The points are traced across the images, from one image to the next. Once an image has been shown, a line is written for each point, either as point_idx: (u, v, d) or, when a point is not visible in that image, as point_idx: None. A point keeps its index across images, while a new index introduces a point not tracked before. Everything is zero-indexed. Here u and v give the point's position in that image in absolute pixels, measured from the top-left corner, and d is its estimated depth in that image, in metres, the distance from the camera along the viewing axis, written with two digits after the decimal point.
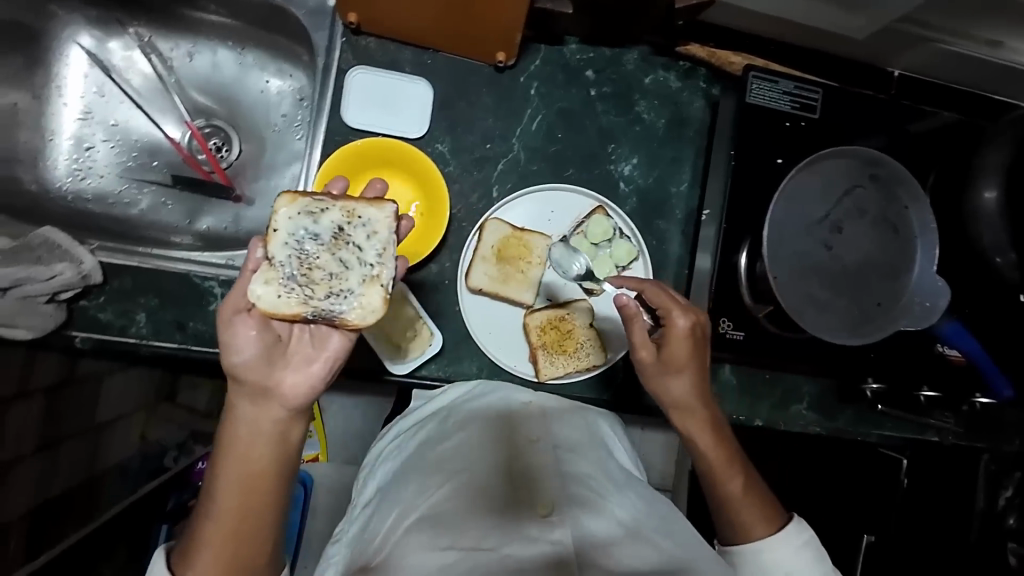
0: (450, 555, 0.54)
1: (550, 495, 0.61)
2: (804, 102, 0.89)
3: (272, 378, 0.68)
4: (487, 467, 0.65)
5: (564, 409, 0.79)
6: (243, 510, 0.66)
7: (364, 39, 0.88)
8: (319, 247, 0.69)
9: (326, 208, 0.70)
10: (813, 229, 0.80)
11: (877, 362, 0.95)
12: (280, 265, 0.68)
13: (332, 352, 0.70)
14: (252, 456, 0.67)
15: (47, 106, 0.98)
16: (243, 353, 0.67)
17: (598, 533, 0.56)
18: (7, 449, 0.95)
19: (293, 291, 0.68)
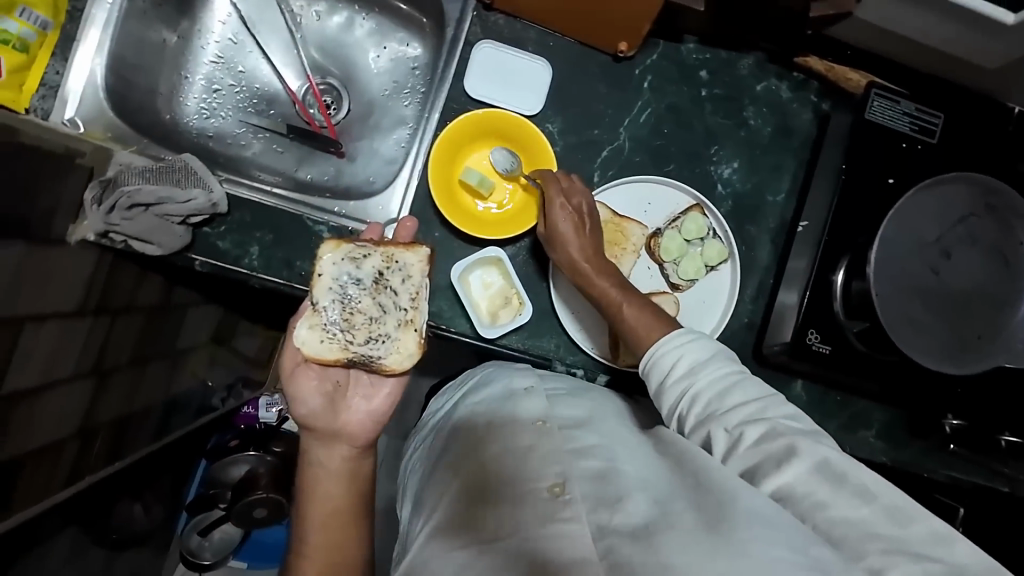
0: (468, 553, 0.56)
1: (557, 474, 0.60)
2: (923, 125, 0.88)
3: (340, 417, 0.73)
4: (495, 457, 0.65)
5: (569, 392, 0.76)
6: (336, 534, 0.67)
7: (494, 15, 0.93)
8: (360, 292, 0.75)
9: (367, 254, 0.75)
10: (920, 250, 0.80)
11: (962, 398, 0.92)
12: (325, 311, 0.74)
13: (382, 394, 0.75)
14: (337, 485, 0.69)
15: (188, 46, 1.05)
16: (308, 401, 0.72)
17: (615, 514, 0.54)
18: (109, 357, 1.01)
19: (335, 336, 0.73)
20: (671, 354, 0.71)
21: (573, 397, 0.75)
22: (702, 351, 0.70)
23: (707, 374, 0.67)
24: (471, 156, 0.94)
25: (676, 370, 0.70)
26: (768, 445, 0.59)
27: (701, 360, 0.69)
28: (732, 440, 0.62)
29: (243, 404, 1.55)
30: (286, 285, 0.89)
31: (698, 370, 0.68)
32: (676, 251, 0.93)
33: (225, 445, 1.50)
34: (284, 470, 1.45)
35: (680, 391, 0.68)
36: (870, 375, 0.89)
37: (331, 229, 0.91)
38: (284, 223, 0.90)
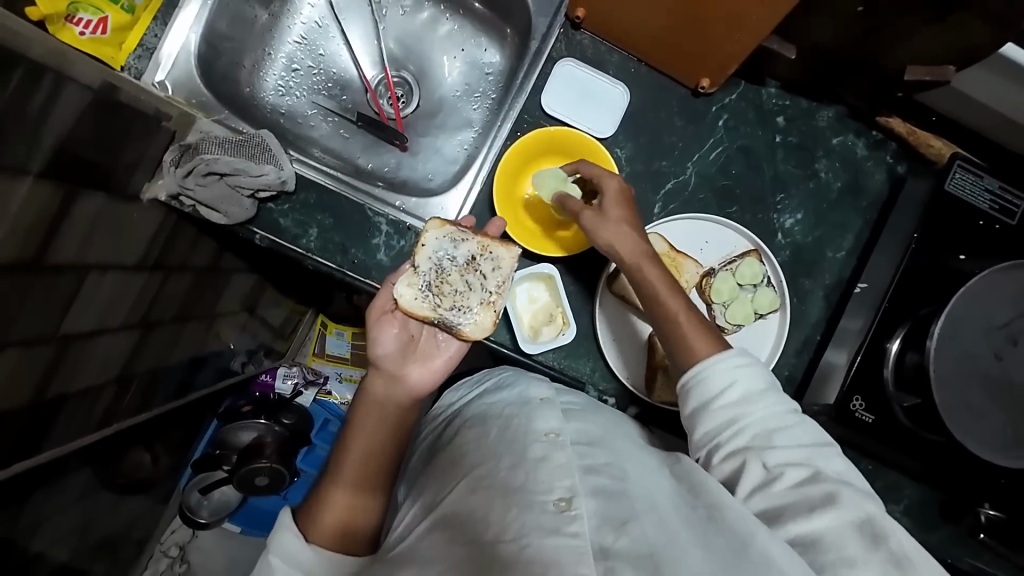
0: (470, 549, 0.57)
1: (567, 489, 0.59)
2: (1004, 205, 0.85)
3: (407, 366, 0.75)
4: (503, 462, 0.65)
5: (584, 409, 0.76)
6: (364, 478, 0.70)
7: (580, 35, 0.94)
8: (455, 266, 0.80)
9: (466, 238, 0.80)
10: (989, 334, 0.77)
11: (1003, 490, 0.89)
12: (423, 273, 0.78)
13: (448, 354, 0.77)
14: (376, 437, 0.72)
15: (276, 23, 1.07)
16: (384, 343, 0.75)
17: (619, 540, 0.54)
18: (154, 310, 1.03)
19: (427, 298, 0.78)
20: (721, 375, 0.66)
21: (586, 415, 0.74)
22: (755, 381, 0.66)
23: (760, 408, 0.64)
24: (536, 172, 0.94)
25: (725, 398, 0.65)
26: (807, 490, 0.59)
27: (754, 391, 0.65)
28: (768, 478, 0.61)
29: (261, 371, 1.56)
30: (338, 270, 0.90)
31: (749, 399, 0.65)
32: (728, 293, 0.91)
33: (238, 410, 1.48)
34: (291, 442, 1.44)
35: (723, 417, 0.65)
36: (909, 451, 0.87)
37: (388, 222, 0.92)
38: (346, 209, 0.91)
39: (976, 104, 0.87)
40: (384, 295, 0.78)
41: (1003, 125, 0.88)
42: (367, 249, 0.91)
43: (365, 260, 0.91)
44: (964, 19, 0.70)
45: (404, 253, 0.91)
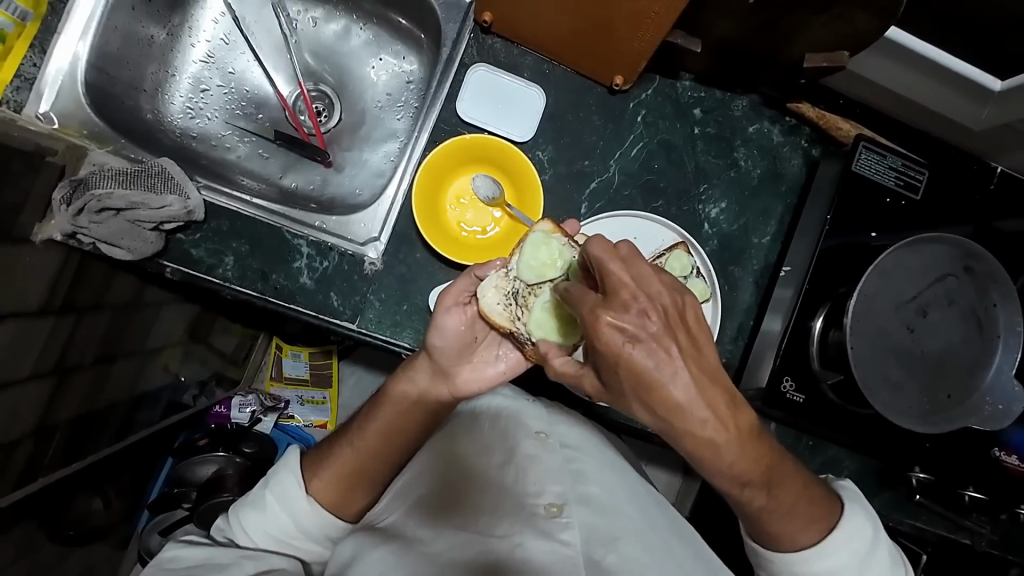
0: (461, 536, 0.60)
1: (557, 494, 0.64)
2: (908, 181, 0.89)
3: (458, 366, 0.73)
4: (498, 460, 0.68)
5: (571, 414, 0.80)
6: (373, 458, 0.71)
7: (491, 39, 0.92)
8: (553, 283, 0.69)
9: (573, 254, 0.68)
10: (898, 309, 0.81)
11: (932, 454, 0.93)
12: (517, 279, 0.70)
13: (503, 368, 0.73)
14: (397, 420, 0.72)
15: (177, 42, 1.02)
16: (445, 336, 0.71)
17: (605, 549, 0.59)
18: (70, 357, 0.97)
19: (512, 305, 0.70)
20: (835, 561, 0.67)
21: (569, 418, 0.78)
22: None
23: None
24: (458, 182, 0.93)
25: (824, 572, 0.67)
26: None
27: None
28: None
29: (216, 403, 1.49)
30: (259, 297, 0.86)
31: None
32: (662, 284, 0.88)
33: (194, 444, 1.41)
34: (251, 472, 1.38)
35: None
36: (843, 427, 0.90)
37: (309, 244, 0.89)
38: (264, 234, 0.88)
39: (875, 85, 0.90)
40: (463, 287, 0.71)
41: (903, 105, 0.91)
42: (289, 274, 0.88)
43: (288, 285, 0.88)
44: (848, 8, 0.72)
45: (328, 274, 0.89)
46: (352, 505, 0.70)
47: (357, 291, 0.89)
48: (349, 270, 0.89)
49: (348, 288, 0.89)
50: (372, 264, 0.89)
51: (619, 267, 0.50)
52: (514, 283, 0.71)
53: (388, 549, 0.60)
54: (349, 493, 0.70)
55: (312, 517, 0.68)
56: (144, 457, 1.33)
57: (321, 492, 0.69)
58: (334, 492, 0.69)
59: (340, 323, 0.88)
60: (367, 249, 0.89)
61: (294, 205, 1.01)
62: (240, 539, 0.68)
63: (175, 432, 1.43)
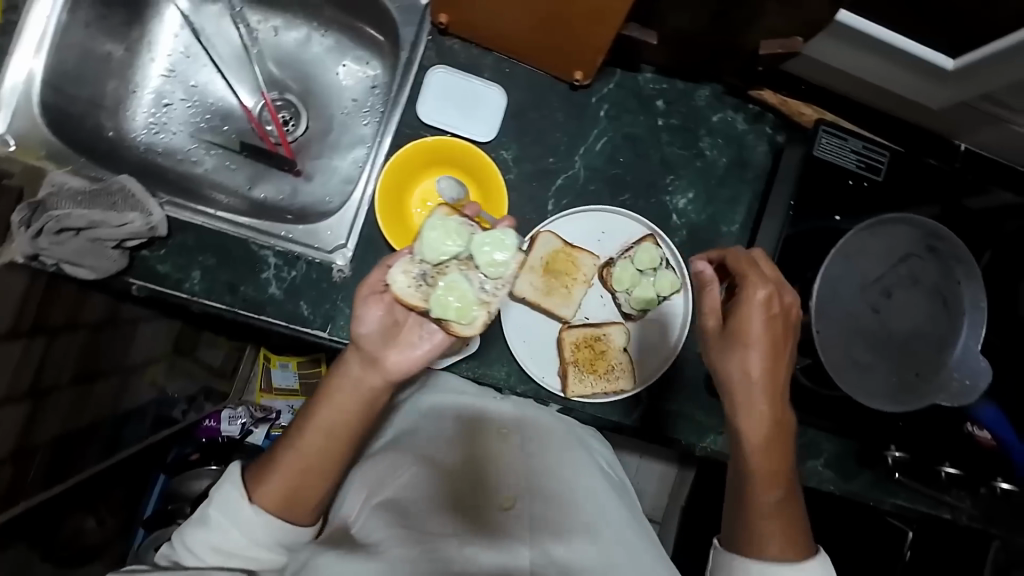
0: (412, 538, 0.59)
1: (511, 489, 0.67)
2: (870, 163, 0.89)
3: (385, 351, 0.71)
4: (457, 456, 0.69)
5: (535, 407, 0.83)
6: (316, 458, 0.69)
7: (449, 40, 0.92)
8: (456, 260, 0.73)
9: (471, 230, 0.73)
10: (863, 291, 0.82)
11: (905, 432, 0.94)
12: (422, 261, 0.72)
13: (430, 347, 0.71)
14: (336, 416, 0.69)
15: (136, 58, 1.02)
16: (366, 323, 0.70)
17: (553, 542, 0.62)
18: (46, 378, 0.97)
19: (421, 285, 0.72)
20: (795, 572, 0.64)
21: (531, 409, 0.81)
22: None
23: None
24: (422, 184, 0.92)
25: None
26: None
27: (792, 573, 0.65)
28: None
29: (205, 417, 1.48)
30: (228, 310, 0.86)
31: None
32: (630, 280, 0.91)
33: (185, 459, 1.40)
34: None
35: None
36: (817, 410, 0.90)
37: (276, 253, 0.89)
38: (229, 246, 0.88)
39: (834, 69, 0.90)
40: (376, 276, 0.72)
41: (862, 87, 0.92)
42: (257, 285, 0.88)
43: (257, 296, 0.87)
44: None
45: (297, 283, 0.88)
46: (301, 509, 0.68)
47: (327, 299, 0.89)
48: (318, 278, 0.89)
49: (318, 296, 0.89)
50: (341, 271, 0.89)
51: (767, 268, 0.67)
52: (421, 266, 0.73)
53: (336, 553, 0.59)
54: (295, 496, 0.68)
55: (257, 526, 0.66)
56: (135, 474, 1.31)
57: (267, 500, 0.67)
58: (279, 498, 0.68)
59: (312, 331, 0.88)
60: (335, 257, 0.89)
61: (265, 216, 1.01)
62: (187, 560, 0.67)
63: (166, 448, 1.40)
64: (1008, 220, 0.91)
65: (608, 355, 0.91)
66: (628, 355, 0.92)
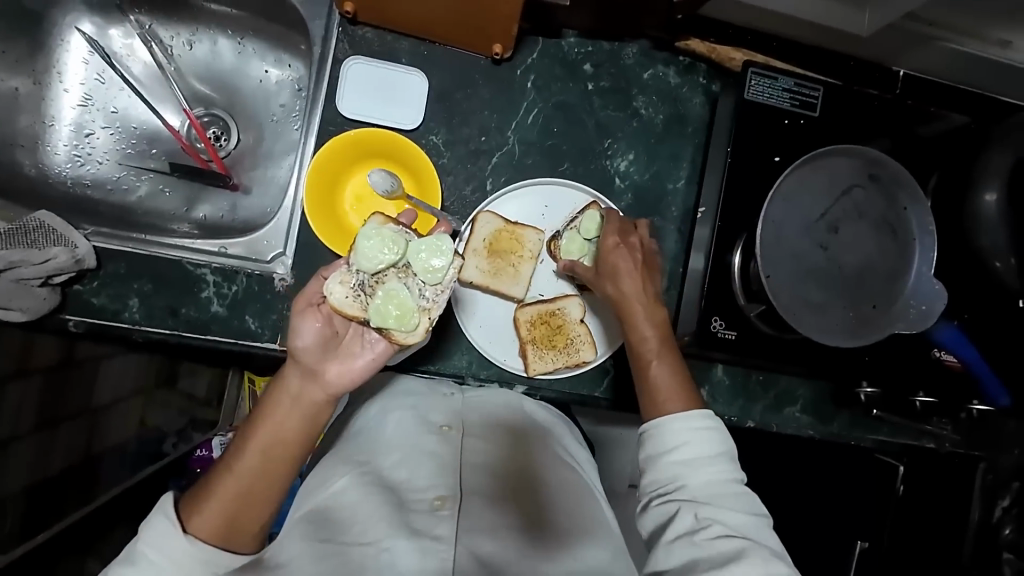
0: (327, 547, 0.59)
1: (443, 488, 0.65)
2: (804, 99, 0.87)
3: (325, 363, 0.70)
4: (391, 460, 0.69)
5: (490, 400, 0.82)
6: (257, 480, 0.67)
7: (362, 29, 0.89)
8: (393, 268, 0.72)
9: (408, 238, 0.72)
10: (808, 229, 0.81)
11: (873, 367, 0.92)
12: (359, 270, 0.71)
13: (372, 356, 0.71)
14: (276, 435, 0.68)
15: (47, 90, 0.99)
16: (304, 336, 0.69)
17: (486, 540, 0.61)
18: (4, 428, 0.95)
19: (360, 295, 0.70)
20: (683, 429, 0.70)
21: (483, 405, 0.81)
22: (711, 444, 0.70)
23: (707, 468, 0.68)
24: (353, 180, 0.90)
25: (680, 450, 0.70)
26: (723, 546, 0.63)
27: (706, 453, 0.69)
28: (697, 527, 0.65)
29: (197, 446, 1.45)
30: (172, 334, 0.85)
31: (701, 460, 0.69)
32: (574, 251, 0.89)
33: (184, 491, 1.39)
34: None
35: (670, 467, 0.70)
36: (782, 356, 0.89)
37: (214, 271, 0.87)
38: (164, 269, 0.86)
39: (756, 8, 0.88)
40: (312, 288, 0.70)
41: (788, 23, 0.90)
42: (199, 305, 0.86)
43: (199, 317, 0.86)
44: None
45: (239, 298, 0.86)
46: (242, 534, 0.66)
47: (272, 310, 0.87)
48: (260, 290, 0.87)
49: (263, 308, 0.87)
50: (282, 279, 0.87)
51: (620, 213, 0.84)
52: (359, 276, 0.71)
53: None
54: (237, 521, 0.66)
55: (190, 560, 0.63)
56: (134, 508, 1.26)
57: (205, 528, 0.64)
58: (218, 524, 0.65)
59: (262, 345, 0.86)
60: (275, 266, 0.88)
61: (220, 237, 0.98)
62: None
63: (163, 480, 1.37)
64: (952, 140, 0.90)
65: (566, 329, 0.90)
66: (586, 326, 0.91)
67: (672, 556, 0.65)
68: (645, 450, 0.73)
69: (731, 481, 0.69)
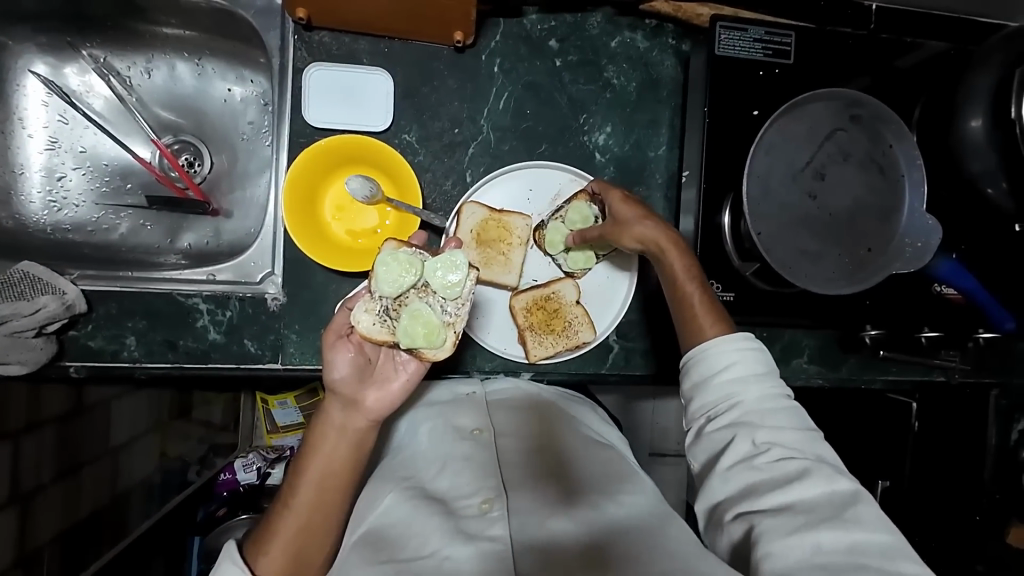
0: (385, 565, 0.59)
1: (489, 491, 0.66)
2: (776, 47, 0.85)
3: (364, 391, 0.72)
4: (432, 472, 0.71)
5: (513, 396, 0.83)
6: (314, 514, 0.69)
7: (318, 34, 0.87)
8: (413, 289, 0.73)
9: (423, 259, 0.73)
10: (796, 179, 0.79)
11: (874, 310, 0.92)
12: (382, 296, 0.72)
13: (406, 377, 0.74)
14: (326, 468, 0.70)
15: (11, 139, 0.97)
16: (339, 368, 0.71)
17: (542, 532, 0.62)
18: (25, 480, 0.96)
19: (386, 319, 0.72)
20: (729, 352, 0.70)
21: (507, 400, 0.81)
22: (757, 364, 0.70)
23: (757, 387, 0.69)
24: (332, 189, 0.89)
25: (728, 374, 0.70)
26: (784, 465, 0.64)
27: (755, 375, 0.69)
28: (755, 451, 0.65)
29: (220, 471, 1.43)
30: (174, 367, 0.85)
31: (749, 381, 0.69)
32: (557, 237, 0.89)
33: (214, 516, 1.36)
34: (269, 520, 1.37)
35: (721, 391, 0.70)
36: (784, 310, 0.88)
37: (205, 299, 0.86)
38: (155, 304, 0.85)
39: None
40: (341, 319, 0.73)
41: None
42: (196, 335, 0.85)
43: (198, 346, 0.85)
44: None
45: (234, 323, 0.86)
46: (310, 565, 0.69)
47: (270, 330, 0.87)
48: (255, 312, 0.86)
49: (260, 329, 0.86)
50: (275, 298, 0.87)
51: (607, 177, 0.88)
52: (382, 301, 0.73)
53: None
54: (303, 556, 0.68)
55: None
56: (170, 539, 1.28)
57: (273, 567, 0.66)
58: (285, 562, 0.67)
59: (265, 366, 0.86)
60: (266, 286, 0.88)
61: (210, 264, 0.98)
62: None
63: (192, 508, 1.37)
64: (931, 70, 0.88)
65: (562, 312, 0.90)
66: (583, 308, 0.91)
67: (729, 481, 0.65)
68: (690, 379, 0.73)
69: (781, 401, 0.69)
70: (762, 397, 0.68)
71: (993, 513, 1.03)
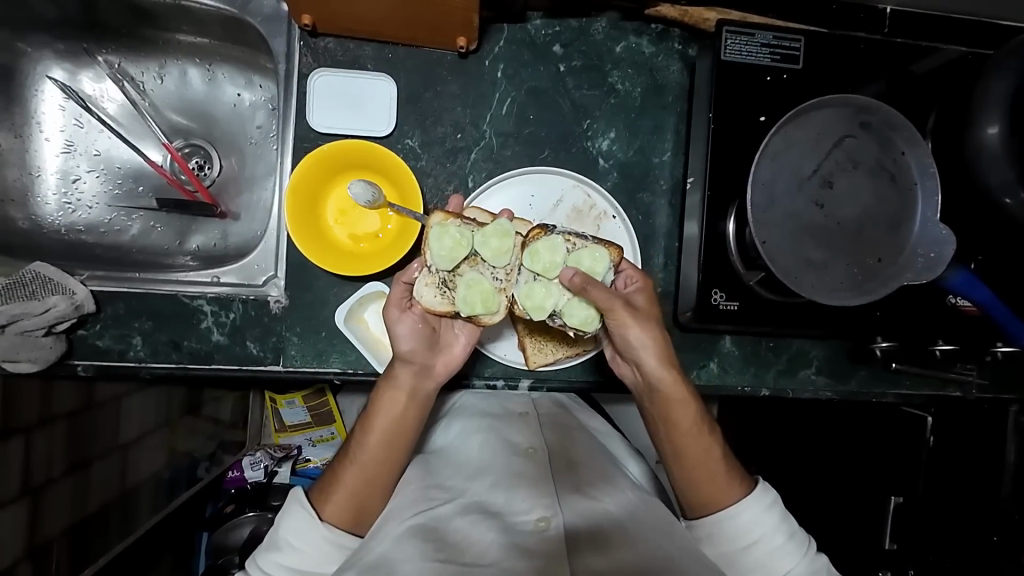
0: (440, 562, 0.60)
1: (545, 510, 0.67)
2: (785, 52, 0.83)
3: (432, 357, 0.77)
4: (486, 484, 0.73)
5: (557, 423, 0.91)
6: (379, 469, 0.75)
7: (323, 40, 0.88)
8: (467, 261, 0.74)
9: (473, 232, 0.74)
10: (802, 187, 0.78)
11: (885, 321, 0.88)
12: (439, 270, 0.74)
13: (464, 342, 0.79)
14: (392, 426, 0.76)
15: (30, 142, 1.00)
16: (406, 340, 0.75)
17: (596, 557, 0.62)
18: (35, 473, 0.97)
19: (447, 290, 0.75)
20: (758, 526, 0.76)
21: (555, 428, 0.89)
22: (780, 534, 0.76)
23: (786, 557, 0.75)
24: (334, 194, 0.90)
25: (760, 546, 0.75)
26: None
27: (780, 544, 0.75)
28: None
29: (229, 469, 1.50)
30: (178, 367, 0.86)
31: (779, 553, 0.75)
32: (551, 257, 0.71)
33: (222, 513, 1.43)
34: None
35: (755, 563, 0.75)
36: (791, 321, 0.86)
37: (210, 301, 0.87)
38: (161, 305, 0.87)
39: None
40: (402, 293, 0.76)
41: None
42: (200, 336, 0.87)
43: (202, 347, 0.87)
44: None
45: (237, 325, 0.87)
46: (370, 515, 0.75)
47: (272, 332, 0.88)
48: (257, 314, 0.87)
49: (262, 332, 0.87)
50: (277, 301, 0.88)
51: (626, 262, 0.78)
52: (439, 274, 0.75)
53: None
54: (364, 506, 0.74)
55: (329, 543, 0.71)
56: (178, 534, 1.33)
57: (337, 513, 0.73)
58: (350, 509, 0.73)
59: (266, 367, 0.87)
60: (269, 289, 0.88)
61: (217, 265, 1.00)
62: None
63: (201, 503, 1.42)
64: (946, 75, 0.86)
65: None
66: None
67: None
68: (719, 549, 0.77)
69: (771, 519, 0.77)
70: (788, 558, 0.75)
71: (1013, 533, 0.95)
